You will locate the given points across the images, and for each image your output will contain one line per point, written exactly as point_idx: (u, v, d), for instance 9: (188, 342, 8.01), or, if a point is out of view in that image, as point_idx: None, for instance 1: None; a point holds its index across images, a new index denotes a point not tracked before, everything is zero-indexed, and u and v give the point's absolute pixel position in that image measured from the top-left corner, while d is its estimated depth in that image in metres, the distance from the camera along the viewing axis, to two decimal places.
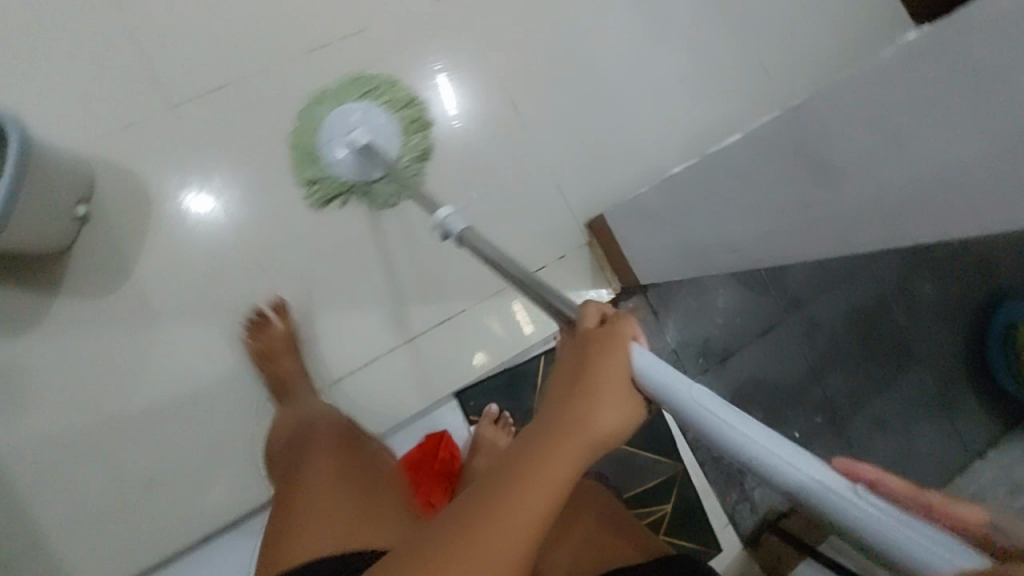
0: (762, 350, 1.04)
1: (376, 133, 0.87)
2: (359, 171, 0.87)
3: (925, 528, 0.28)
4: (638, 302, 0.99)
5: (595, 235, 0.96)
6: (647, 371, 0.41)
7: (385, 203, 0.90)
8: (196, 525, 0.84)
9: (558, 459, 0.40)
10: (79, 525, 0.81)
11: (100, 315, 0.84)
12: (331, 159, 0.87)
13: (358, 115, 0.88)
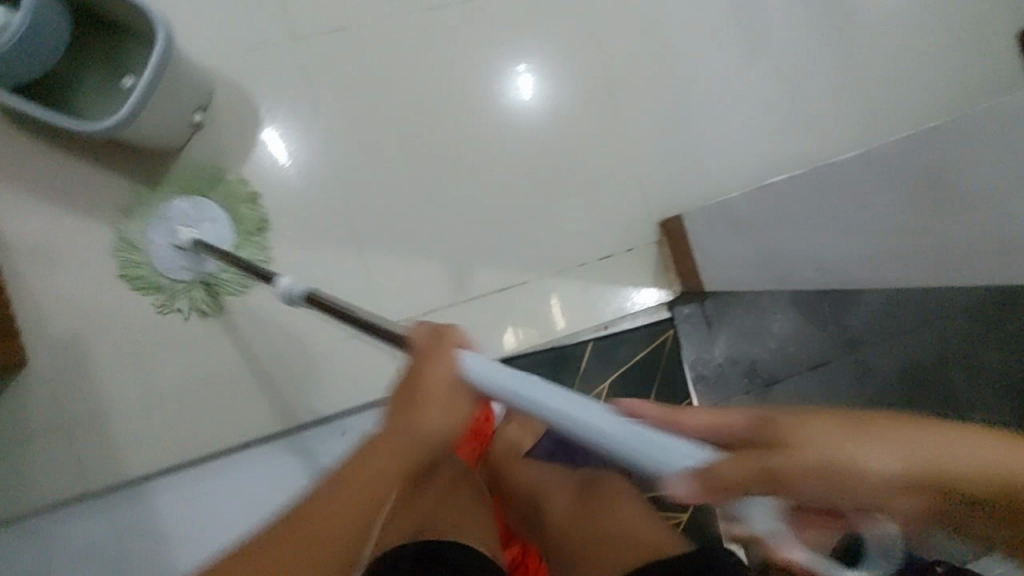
0: (810, 385, 1.01)
1: (203, 221, 0.87)
2: (190, 268, 0.87)
3: (675, 443, 0.35)
4: (694, 311, 1.00)
5: (665, 233, 0.96)
6: (473, 371, 0.42)
7: (205, 309, 0.88)
8: (247, 433, 0.88)
9: (368, 473, 0.43)
10: (145, 411, 0.87)
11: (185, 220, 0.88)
12: (147, 243, 0.86)
13: (195, 213, 0.88)
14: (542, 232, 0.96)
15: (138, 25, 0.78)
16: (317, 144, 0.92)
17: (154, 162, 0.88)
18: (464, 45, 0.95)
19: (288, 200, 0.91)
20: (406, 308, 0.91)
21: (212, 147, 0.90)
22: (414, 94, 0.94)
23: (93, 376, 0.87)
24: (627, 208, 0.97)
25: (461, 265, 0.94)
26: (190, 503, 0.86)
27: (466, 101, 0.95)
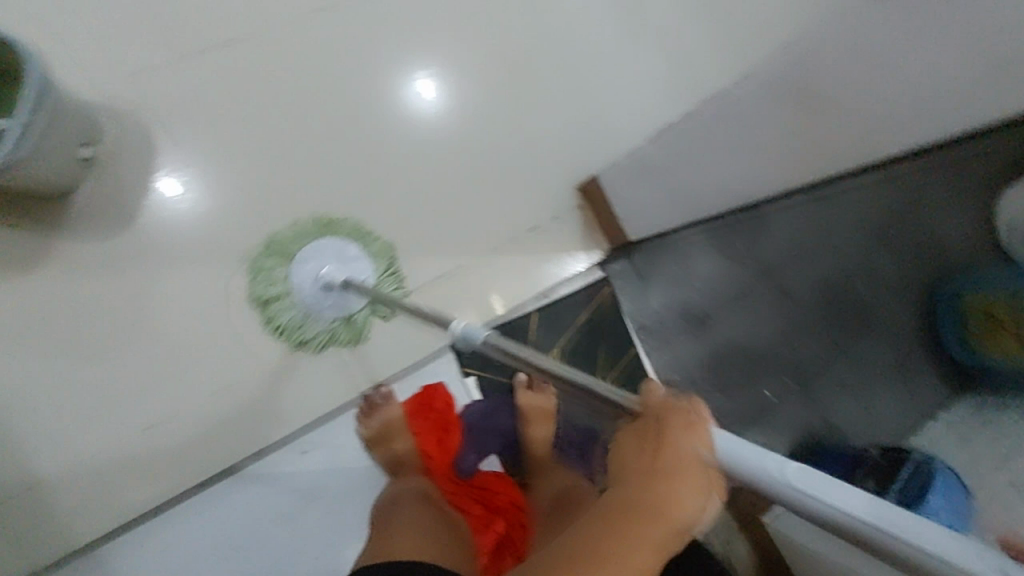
0: (738, 314, 1.09)
1: (354, 266, 0.88)
2: (335, 311, 0.88)
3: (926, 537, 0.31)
4: (626, 266, 1.06)
5: (585, 196, 1.02)
6: (723, 450, 0.39)
7: (347, 341, 0.91)
8: (207, 468, 0.88)
9: (621, 541, 0.40)
10: (92, 468, 0.84)
11: (100, 260, 0.85)
12: (294, 284, 0.86)
13: (339, 249, 0.88)
14: (470, 214, 0.98)
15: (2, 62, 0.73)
16: (226, 162, 0.90)
17: (51, 206, 0.84)
18: (361, 44, 0.95)
19: (206, 224, 0.89)
20: (349, 312, 0.92)
21: (111, 183, 0.86)
22: (319, 97, 0.94)
23: (23, 444, 0.83)
24: (546, 177, 1.01)
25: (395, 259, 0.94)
26: (162, 550, 0.85)
27: (375, 97, 0.96)
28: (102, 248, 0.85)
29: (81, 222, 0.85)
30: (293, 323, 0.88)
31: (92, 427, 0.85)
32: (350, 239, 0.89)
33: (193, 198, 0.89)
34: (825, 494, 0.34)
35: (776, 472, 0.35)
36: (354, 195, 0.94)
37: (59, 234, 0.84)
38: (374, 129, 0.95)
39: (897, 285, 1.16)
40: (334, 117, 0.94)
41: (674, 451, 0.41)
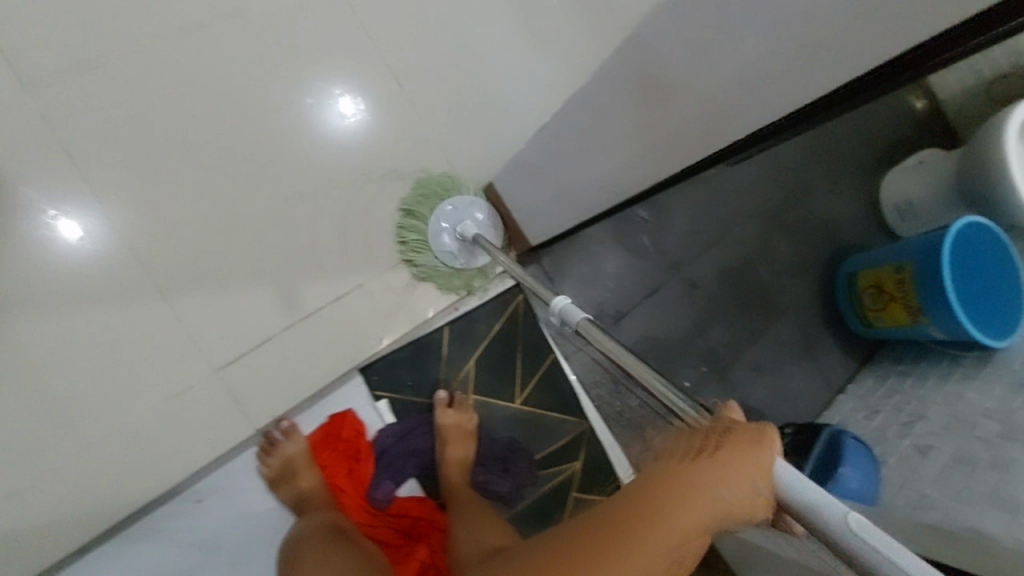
0: (651, 310, 1.11)
1: (478, 224, 0.96)
2: (452, 256, 0.95)
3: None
4: (536, 272, 1.05)
5: (486, 204, 1.00)
6: (780, 481, 0.39)
7: (455, 288, 0.96)
8: (82, 533, 0.78)
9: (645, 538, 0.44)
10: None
11: None
12: (434, 232, 0.95)
13: (466, 208, 0.96)
14: (367, 231, 0.94)
15: None
16: (87, 198, 0.82)
17: None
18: (236, 60, 0.90)
19: (65, 262, 0.81)
20: (240, 344, 0.85)
21: None
22: (188, 120, 0.87)
23: None
24: (445, 187, 0.99)
25: (288, 283, 0.89)
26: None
27: (255, 115, 0.90)
28: None
29: None
30: (415, 242, 0.94)
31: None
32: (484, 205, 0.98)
33: (49, 235, 0.81)
34: (864, 533, 0.33)
35: (821, 502, 0.36)
36: (238, 219, 0.88)
37: None
38: (256, 148, 0.90)
39: (796, 269, 1.21)
40: (210, 137, 0.88)
41: (725, 468, 0.42)
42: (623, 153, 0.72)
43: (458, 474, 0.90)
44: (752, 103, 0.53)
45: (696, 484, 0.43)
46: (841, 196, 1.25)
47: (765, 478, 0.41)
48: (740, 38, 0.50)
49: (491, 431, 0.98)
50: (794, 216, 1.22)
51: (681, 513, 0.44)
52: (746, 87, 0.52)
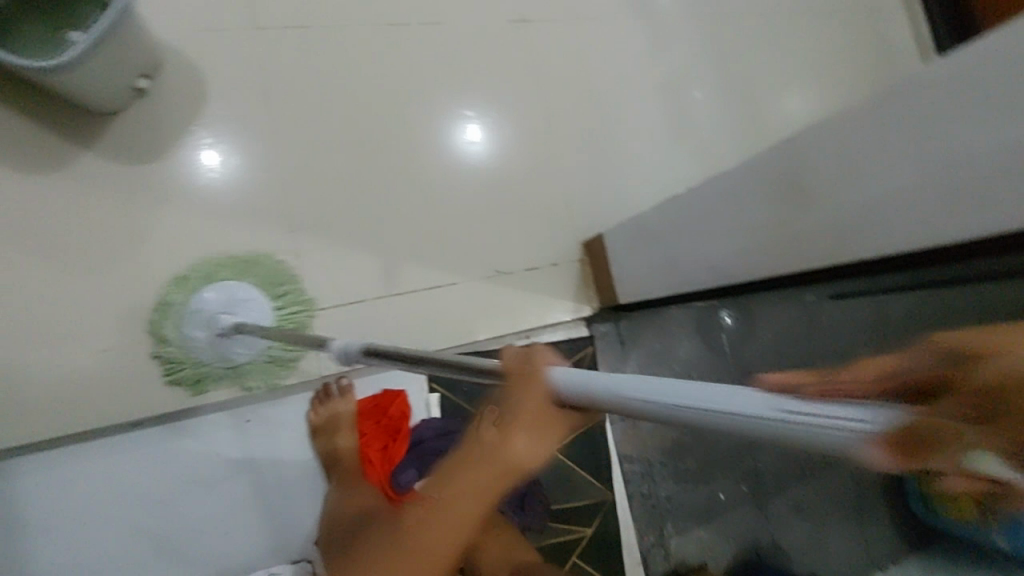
0: None
1: (240, 306, 0.86)
2: (213, 358, 0.85)
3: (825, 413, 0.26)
4: (610, 330, 1.08)
5: (587, 253, 1.05)
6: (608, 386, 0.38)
7: (264, 386, 0.87)
8: (140, 412, 0.85)
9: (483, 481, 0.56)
10: (36, 375, 0.82)
11: (115, 181, 0.87)
12: (185, 341, 0.85)
13: (233, 297, 0.86)
14: (476, 239, 1.01)
15: None
16: (267, 130, 0.94)
17: (89, 119, 0.87)
18: (422, 64, 1.03)
19: (226, 178, 0.91)
20: (334, 298, 0.93)
21: (151, 114, 0.89)
22: (367, 97, 0.99)
23: None
24: (556, 225, 1.05)
25: (393, 261, 0.96)
26: (78, 484, 0.83)
27: (421, 112, 1.02)
28: (120, 169, 0.87)
29: (112, 142, 0.87)
30: (180, 355, 0.84)
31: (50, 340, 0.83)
32: (233, 277, 0.88)
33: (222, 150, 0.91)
34: (683, 399, 0.33)
35: (661, 399, 0.34)
36: (372, 192, 0.97)
37: (85, 146, 0.86)
38: (410, 139, 1.00)
39: None
40: (377, 118, 0.99)
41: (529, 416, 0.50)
42: (742, 244, 0.74)
43: None
44: (900, 227, 0.53)
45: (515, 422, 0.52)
46: None
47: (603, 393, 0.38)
48: (901, 165, 0.52)
49: None
50: None
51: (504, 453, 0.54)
52: (897, 210, 0.53)
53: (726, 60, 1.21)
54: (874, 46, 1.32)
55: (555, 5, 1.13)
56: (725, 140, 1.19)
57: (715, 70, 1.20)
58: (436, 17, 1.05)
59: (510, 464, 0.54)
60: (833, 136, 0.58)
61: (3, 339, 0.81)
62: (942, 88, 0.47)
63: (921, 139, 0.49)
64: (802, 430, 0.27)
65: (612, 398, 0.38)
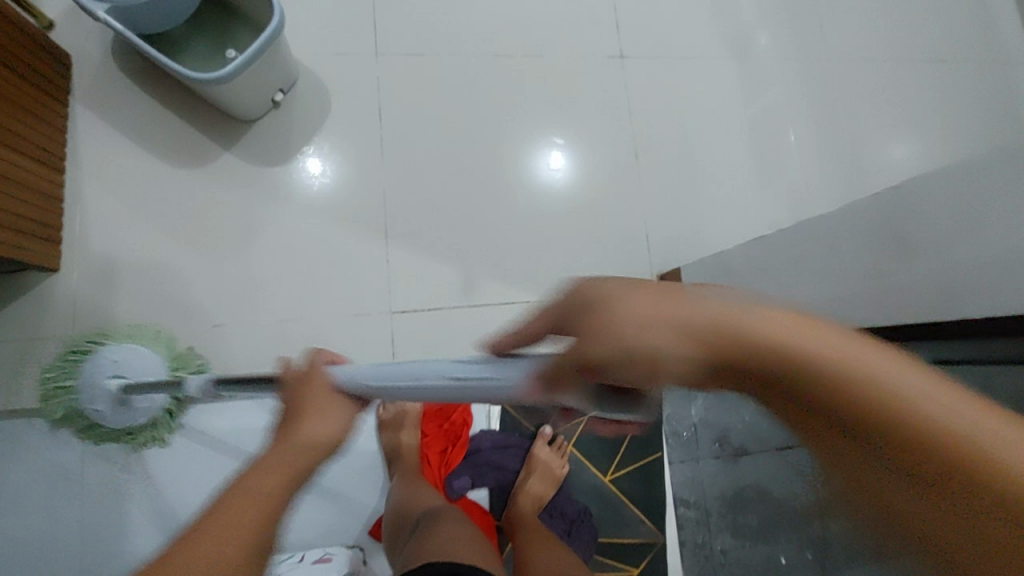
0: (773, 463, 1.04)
1: (134, 369, 0.83)
2: (115, 419, 0.83)
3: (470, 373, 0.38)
4: None
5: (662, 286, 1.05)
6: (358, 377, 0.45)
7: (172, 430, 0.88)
8: None
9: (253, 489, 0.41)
10: None
11: (243, 181, 0.99)
12: (88, 411, 0.82)
13: (112, 364, 0.82)
14: (553, 262, 1.04)
15: (255, 8, 0.92)
16: (376, 144, 1.03)
17: (233, 124, 1.00)
18: (520, 95, 1.09)
19: (335, 184, 1.01)
20: (415, 303, 0.99)
21: (281, 125, 1.01)
22: (467, 120, 1.07)
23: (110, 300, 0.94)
24: (633, 257, 1.06)
25: (473, 274, 1.01)
26: (175, 440, 0.92)
27: (514, 138, 1.07)
28: (249, 171, 0.99)
29: (247, 146, 0.99)
30: (82, 421, 0.83)
31: (170, 312, 0.94)
32: (138, 340, 0.85)
33: (335, 158, 1.02)
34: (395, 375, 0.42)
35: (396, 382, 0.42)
36: (462, 208, 1.04)
37: (223, 147, 0.99)
38: (502, 162, 1.06)
39: None
40: (476, 140, 1.06)
41: (309, 415, 0.45)
42: (833, 291, 0.71)
43: (535, 508, 0.93)
44: None
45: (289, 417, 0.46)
46: None
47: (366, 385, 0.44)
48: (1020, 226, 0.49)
49: (571, 490, 0.99)
50: None
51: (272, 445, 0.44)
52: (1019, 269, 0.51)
53: (828, 107, 1.18)
54: (998, 102, 1.24)
55: (655, 45, 1.16)
56: (820, 187, 1.15)
57: (815, 117, 1.18)
58: (538, 51, 1.11)
59: (298, 451, 0.43)
60: (946, 186, 0.56)
61: (135, 307, 0.94)
62: None
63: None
64: (488, 394, 0.38)
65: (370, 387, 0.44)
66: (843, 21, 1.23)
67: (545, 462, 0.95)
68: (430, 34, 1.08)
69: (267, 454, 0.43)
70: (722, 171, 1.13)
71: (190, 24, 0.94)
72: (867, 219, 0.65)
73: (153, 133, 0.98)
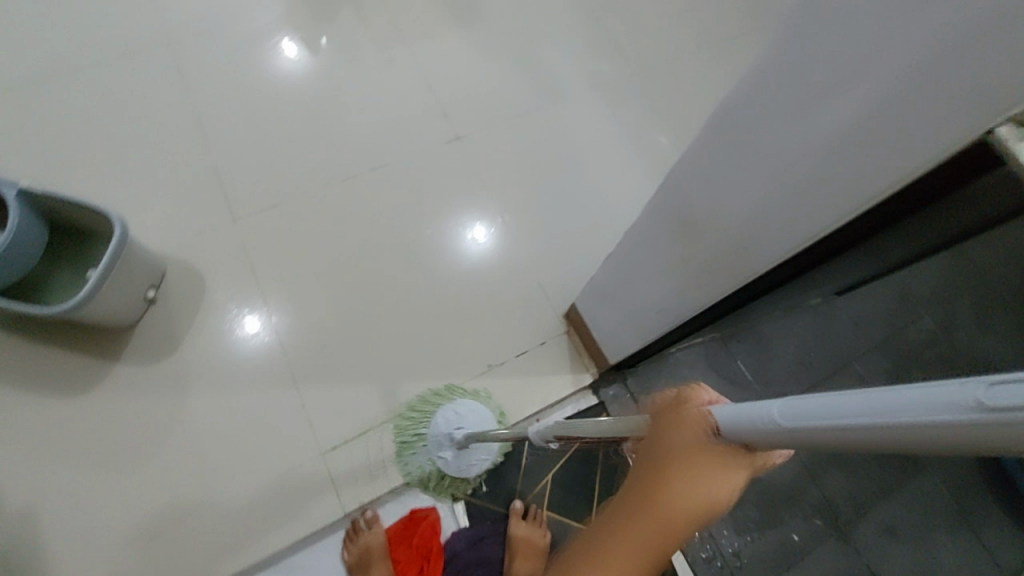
0: None
1: (475, 419, 0.97)
2: (461, 467, 0.95)
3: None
4: (620, 391, 1.05)
5: (569, 324, 1.07)
6: (730, 418, 0.35)
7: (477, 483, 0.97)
8: None
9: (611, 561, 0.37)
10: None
11: (143, 382, 0.99)
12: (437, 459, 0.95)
13: (455, 413, 0.98)
14: (465, 342, 1.06)
15: (101, 226, 0.97)
16: (259, 301, 1.06)
17: (116, 336, 1.01)
18: (381, 202, 1.15)
19: (232, 349, 1.02)
20: (345, 433, 0.98)
21: (165, 318, 1.03)
22: (337, 246, 1.11)
23: (37, 556, 0.90)
24: (534, 306, 1.10)
25: (391, 382, 1.02)
26: None
27: (389, 241, 1.13)
28: (146, 370, 1.00)
29: (138, 348, 1.01)
30: (431, 473, 0.95)
31: (102, 543, 0.91)
32: (469, 399, 1.01)
33: (226, 326, 1.04)
34: (805, 416, 0.30)
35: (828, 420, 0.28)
36: (361, 323, 1.06)
37: (114, 359, 1.00)
38: (384, 266, 1.11)
39: None
40: (354, 256, 1.11)
41: (679, 491, 0.35)
42: (665, 287, 0.70)
43: None
44: (781, 232, 0.49)
45: (649, 482, 0.37)
46: (991, 335, 1.10)
47: (767, 430, 0.31)
48: (748, 181, 0.49)
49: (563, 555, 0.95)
50: (927, 353, 1.10)
51: (632, 513, 0.37)
52: (768, 222, 0.50)
53: (655, 111, 1.29)
54: None
55: (485, 115, 1.25)
56: None
57: (647, 123, 1.27)
58: (384, 159, 1.19)
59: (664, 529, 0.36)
60: (682, 168, 0.56)
61: (64, 552, 0.90)
62: (748, 102, 0.44)
63: (762, 149, 0.46)
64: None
65: (771, 430, 0.31)
66: None
67: (528, 541, 0.92)
68: (280, 183, 1.15)
69: (617, 526, 0.38)
70: (586, 197, 1.20)
71: (44, 265, 0.97)
72: (652, 218, 0.65)
73: (40, 374, 0.98)
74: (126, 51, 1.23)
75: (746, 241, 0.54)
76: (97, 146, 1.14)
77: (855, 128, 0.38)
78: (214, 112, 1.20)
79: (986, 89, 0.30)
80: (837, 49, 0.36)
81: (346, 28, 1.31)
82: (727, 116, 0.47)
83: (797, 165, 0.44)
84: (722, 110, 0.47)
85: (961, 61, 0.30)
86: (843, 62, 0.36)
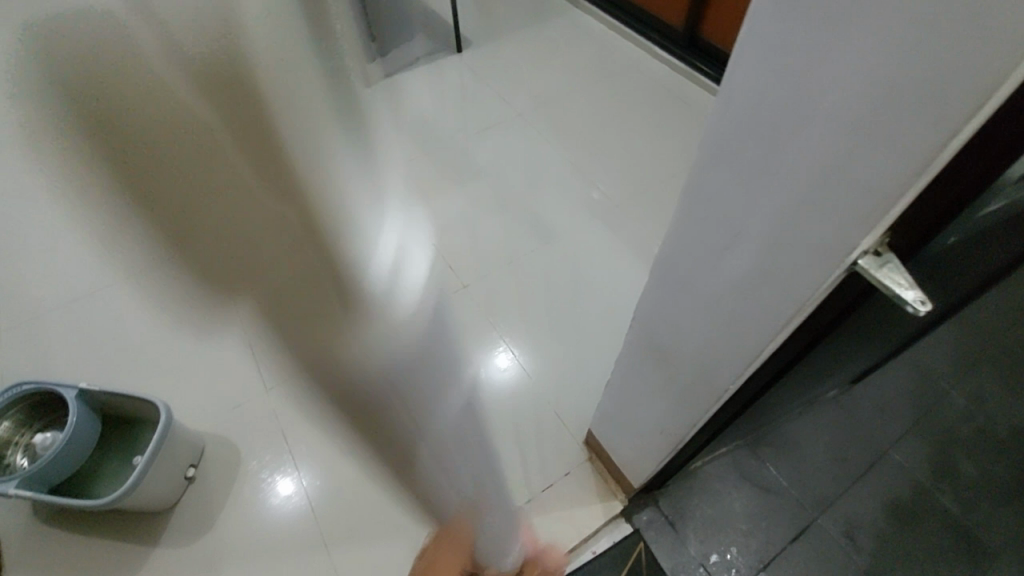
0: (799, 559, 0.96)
1: None
2: None
3: None
4: (654, 514, 1.02)
5: (591, 450, 1.08)
6: None
7: None
8: None
9: None
10: None
11: (179, 563, 1.01)
12: None
13: None
14: (489, 483, 1.07)
15: (149, 414, 1.06)
16: (291, 465, 1.10)
17: (156, 518, 1.05)
18: (398, 353, 1.25)
19: (264, 518, 1.05)
20: None
21: (203, 493, 1.08)
22: (361, 402, 1.18)
23: None
24: (553, 436, 1.12)
25: (421, 534, 1.02)
26: None
27: (407, 389, 1.19)
28: (182, 550, 1.02)
29: (177, 528, 1.04)
30: None
31: None
32: None
33: (259, 493, 1.07)
34: None
35: None
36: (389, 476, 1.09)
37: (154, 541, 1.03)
38: (407, 413, 1.16)
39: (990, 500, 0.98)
40: (378, 408, 1.17)
41: None
42: (665, 406, 0.73)
43: None
44: (735, 349, 0.53)
45: None
46: None
47: None
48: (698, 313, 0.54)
49: None
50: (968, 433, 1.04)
51: None
52: (725, 345, 0.54)
53: (640, 238, 1.41)
54: None
55: (486, 262, 1.39)
56: None
57: (634, 248, 1.39)
58: (400, 314, 1.31)
59: None
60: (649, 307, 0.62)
61: None
62: (676, 253, 0.51)
63: (698, 286, 0.51)
64: None
65: None
66: (614, 176, 1.54)
67: None
68: (307, 348, 1.26)
69: None
70: (588, 322, 1.27)
71: (96, 456, 1.05)
72: (638, 349, 0.70)
73: (83, 567, 1.00)
74: (179, 253, 1.45)
75: (716, 362, 0.57)
76: (150, 337, 1.29)
77: (761, 266, 0.43)
78: (248, 294, 1.36)
79: (825, 241, 0.36)
80: (720, 211, 0.43)
81: (360, 207, 1.52)
82: (665, 267, 0.54)
83: (728, 294, 0.48)
84: (662, 260, 0.54)
85: (805, 220, 0.37)
86: (728, 225, 0.43)
